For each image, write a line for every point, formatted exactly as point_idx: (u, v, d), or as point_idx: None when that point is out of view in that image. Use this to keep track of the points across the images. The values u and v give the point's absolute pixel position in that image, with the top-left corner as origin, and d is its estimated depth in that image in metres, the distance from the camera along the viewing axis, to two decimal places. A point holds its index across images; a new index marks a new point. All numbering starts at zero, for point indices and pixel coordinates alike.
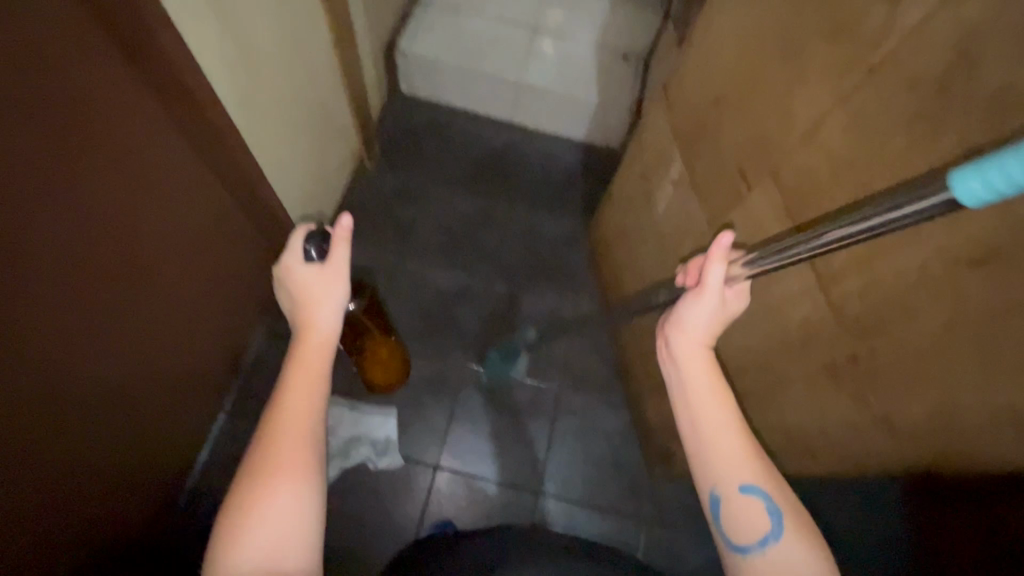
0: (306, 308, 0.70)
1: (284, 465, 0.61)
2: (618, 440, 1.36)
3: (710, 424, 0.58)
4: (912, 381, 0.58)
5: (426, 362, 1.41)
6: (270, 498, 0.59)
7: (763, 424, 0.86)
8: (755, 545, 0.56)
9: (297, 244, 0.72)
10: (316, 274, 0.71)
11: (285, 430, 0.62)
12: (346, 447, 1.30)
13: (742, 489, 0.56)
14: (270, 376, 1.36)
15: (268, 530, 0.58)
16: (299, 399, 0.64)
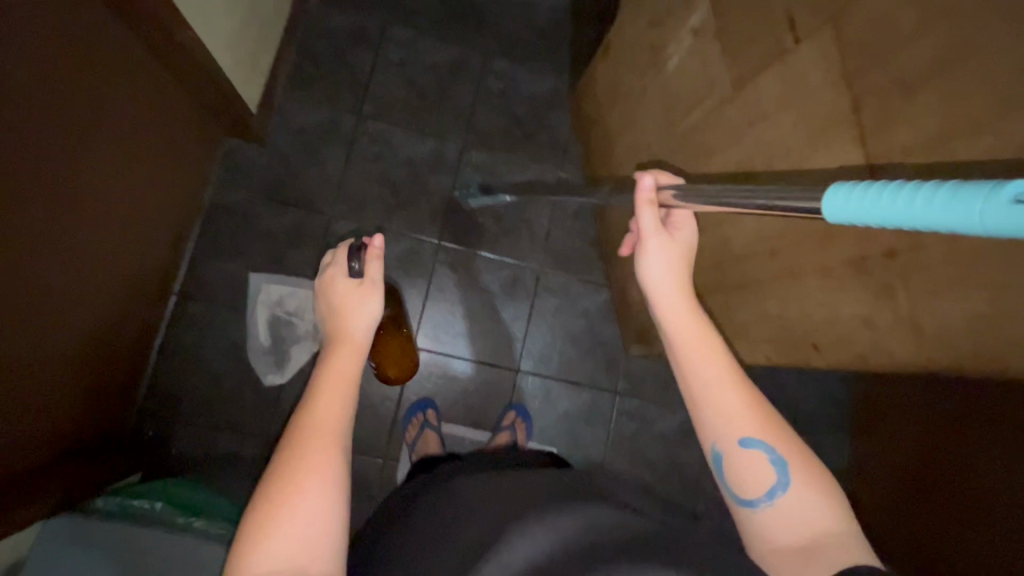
0: (343, 319, 0.65)
1: (315, 449, 0.53)
2: (596, 318, 1.34)
3: (702, 376, 0.54)
4: (957, 283, 0.52)
5: (396, 240, 1.29)
6: (299, 487, 0.51)
7: (759, 312, 0.82)
8: (760, 498, 0.51)
9: (340, 258, 0.69)
10: (356, 289, 0.66)
11: (318, 414, 0.56)
12: (315, 331, 1.21)
13: (742, 443, 0.52)
14: (221, 254, 1.22)
15: (294, 526, 0.49)
16: (330, 386, 0.59)
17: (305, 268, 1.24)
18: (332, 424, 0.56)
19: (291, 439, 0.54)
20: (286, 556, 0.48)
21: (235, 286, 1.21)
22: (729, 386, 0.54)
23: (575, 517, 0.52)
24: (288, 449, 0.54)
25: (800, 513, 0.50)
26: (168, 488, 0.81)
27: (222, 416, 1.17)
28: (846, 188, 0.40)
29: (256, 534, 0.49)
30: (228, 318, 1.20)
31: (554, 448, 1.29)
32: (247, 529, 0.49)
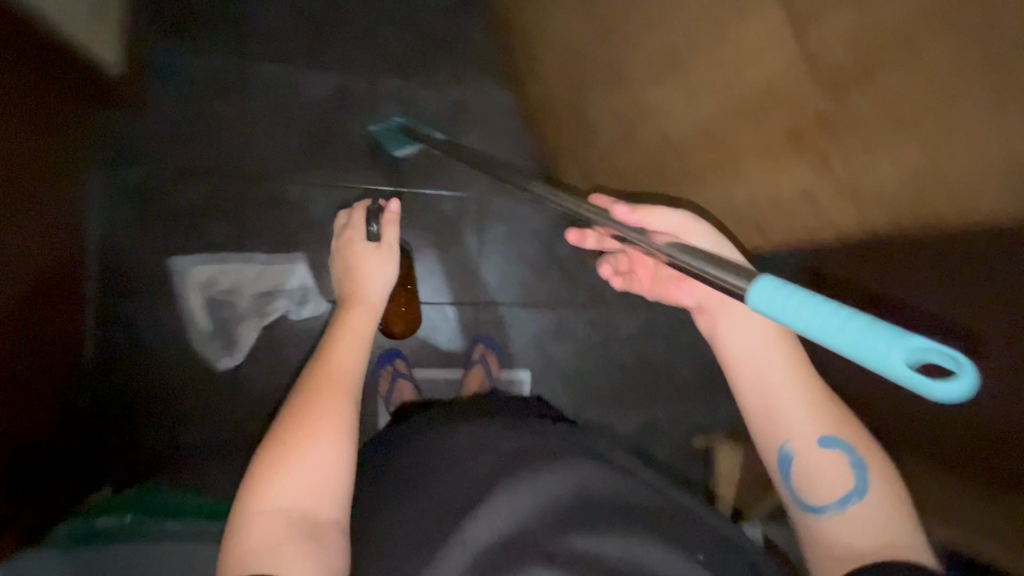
0: (360, 281, 0.70)
1: (327, 398, 0.57)
2: (549, 236, 1.31)
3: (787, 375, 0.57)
4: (887, 140, 0.52)
5: (323, 192, 1.19)
6: (313, 433, 0.54)
7: (703, 203, 0.80)
8: (833, 504, 0.53)
9: (359, 221, 0.75)
10: (373, 252, 0.72)
11: (333, 369, 0.61)
12: (259, 305, 1.14)
13: (820, 442, 0.54)
14: (132, 242, 1.11)
15: (306, 468, 0.52)
16: (344, 347, 0.63)
17: (230, 240, 1.14)
18: (344, 379, 0.60)
19: (306, 393, 0.58)
20: (298, 497, 0.51)
21: (158, 274, 1.11)
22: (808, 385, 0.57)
23: (571, 473, 0.53)
24: (303, 398, 0.58)
25: (866, 514, 0.52)
26: (136, 498, 0.79)
27: (184, 409, 1.12)
28: (774, 285, 0.36)
29: (270, 473, 0.52)
30: (161, 309, 1.11)
31: (529, 369, 1.31)
32: (267, 467, 0.53)
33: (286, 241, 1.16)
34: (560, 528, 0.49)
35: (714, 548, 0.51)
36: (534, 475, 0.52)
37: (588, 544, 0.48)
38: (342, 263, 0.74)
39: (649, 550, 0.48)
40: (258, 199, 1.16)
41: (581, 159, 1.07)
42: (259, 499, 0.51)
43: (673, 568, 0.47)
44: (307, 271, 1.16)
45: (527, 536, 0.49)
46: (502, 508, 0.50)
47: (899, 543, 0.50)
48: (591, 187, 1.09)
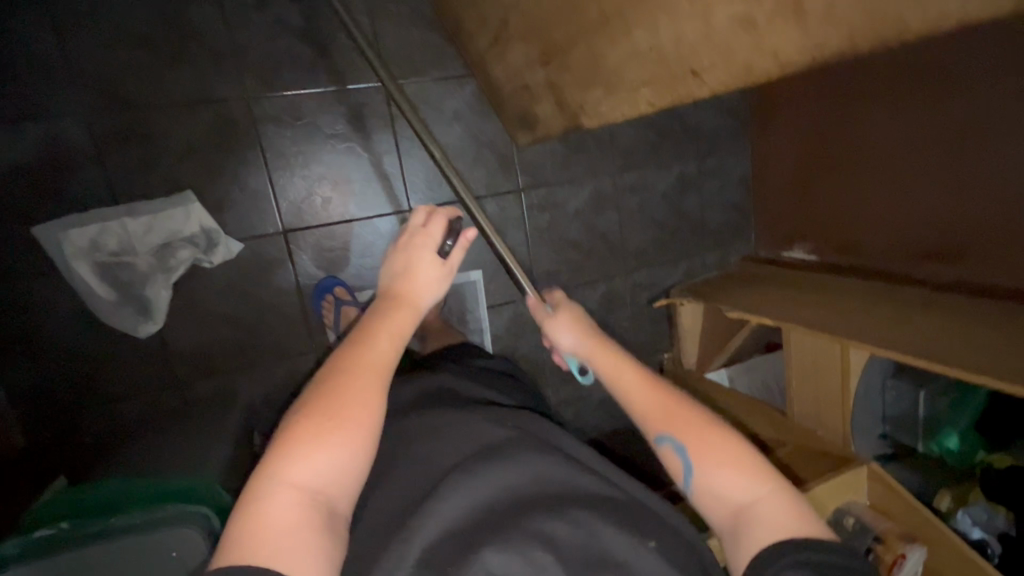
0: (415, 280, 0.60)
1: (373, 383, 0.51)
2: (471, 117, 1.15)
3: (633, 393, 0.61)
4: None
5: (192, 112, 0.99)
6: (356, 418, 0.49)
7: (629, 53, 0.68)
8: (682, 484, 0.57)
9: (435, 229, 0.62)
10: (438, 272, 0.61)
11: (374, 352, 0.53)
12: (161, 260, 1.00)
13: (657, 440, 0.58)
14: None
15: (341, 455, 0.48)
16: (390, 332, 0.56)
17: (100, 191, 0.97)
18: (389, 362, 0.54)
19: (344, 365, 0.52)
20: (327, 479, 0.47)
21: (25, 251, 0.95)
22: (650, 391, 0.60)
23: (522, 467, 0.57)
24: (345, 369, 0.51)
25: (719, 495, 0.54)
26: (121, 488, 0.77)
27: (119, 382, 1.03)
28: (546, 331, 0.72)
29: (307, 444, 0.47)
30: (45, 288, 0.97)
31: (480, 269, 1.22)
32: (293, 441, 0.47)
33: (167, 180, 0.99)
34: (521, 513, 0.53)
35: (664, 530, 0.55)
36: (489, 469, 0.56)
37: (549, 526, 0.52)
38: (399, 259, 0.62)
39: (603, 528, 0.53)
40: (115, 134, 0.96)
41: (489, 17, 0.90)
42: (283, 472, 0.46)
43: (621, 546, 0.52)
44: (204, 212, 1.01)
45: (489, 521, 0.53)
46: (455, 500, 0.54)
47: (774, 515, 0.52)
48: (506, 51, 0.93)
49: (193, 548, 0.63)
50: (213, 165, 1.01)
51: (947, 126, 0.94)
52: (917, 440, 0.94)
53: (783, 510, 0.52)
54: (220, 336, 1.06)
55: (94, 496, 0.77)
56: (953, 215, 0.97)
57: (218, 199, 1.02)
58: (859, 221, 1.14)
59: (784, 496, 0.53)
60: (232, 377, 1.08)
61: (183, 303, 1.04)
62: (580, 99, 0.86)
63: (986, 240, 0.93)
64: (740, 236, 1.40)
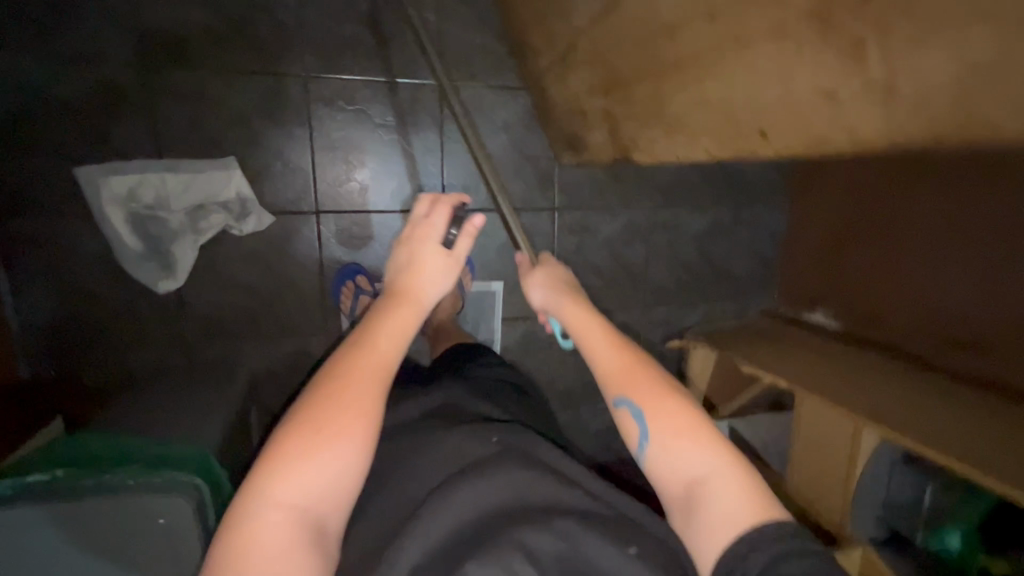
0: (417, 278, 0.60)
1: (367, 391, 0.51)
2: (518, 128, 1.15)
3: (596, 354, 0.62)
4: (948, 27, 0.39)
5: (247, 81, 1.00)
6: (346, 431, 0.49)
7: (696, 98, 0.67)
8: (637, 448, 0.58)
9: (439, 220, 0.62)
10: (443, 261, 0.61)
11: (370, 359, 0.53)
12: (193, 220, 1.01)
13: (617, 402, 0.59)
14: (19, 153, 0.94)
15: (331, 468, 0.48)
16: (388, 335, 0.55)
17: (145, 142, 0.98)
18: (387, 368, 0.54)
19: (337, 373, 0.52)
20: (314, 496, 0.47)
21: (62, 190, 0.96)
22: (612, 350, 0.62)
23: (502, 481, 0.57)
24: (336, 378, 0.51)
25: (675, 464, 0.54)
26: (105, 445, 0.76)
27: (128, 332, 1.03)
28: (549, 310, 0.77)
29: (294, 461, 0.47)
30: (75, 229, 0.98)
31: (502, 280, 1.21)
32: (281, 457, 0.47)
33: (211, 143, 1.00)
34: (503, 528, 0.53)
35: (647, 541, 0.55)
36: (465, 485, 0.57)
37: (531, 538, 0.52)
38: (403, 254, 0.62)
39: (588, 542, 0.53)
40: (169, 91, 0.97)
41: (556, 37, 0.90)
42: (271, 491, 0.46)
43: (605, 557, 0.52)
44: (243, 179, 1.02)
45: (471, 537, 0.53)
46: (435, 522, 0.54)
47: (732, 494, 0.51)
48: (566, 71, 0.93)
49: (181, 513, 0.63)
50: (259, 135, 1.02)
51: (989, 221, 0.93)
52: (916, 532, 0.93)
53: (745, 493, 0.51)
54: (236, 303, 1.06)
55: (77, 449, 0.75)
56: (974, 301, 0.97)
57: (258, 170, 1.03)
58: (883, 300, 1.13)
59: (741, 473, 0.53)
60: (240, 346, 1.08)
61: (206, 266, 1.04)
62: (634, 133, 0.85)
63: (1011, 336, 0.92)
64: (763, 291, 1.38)
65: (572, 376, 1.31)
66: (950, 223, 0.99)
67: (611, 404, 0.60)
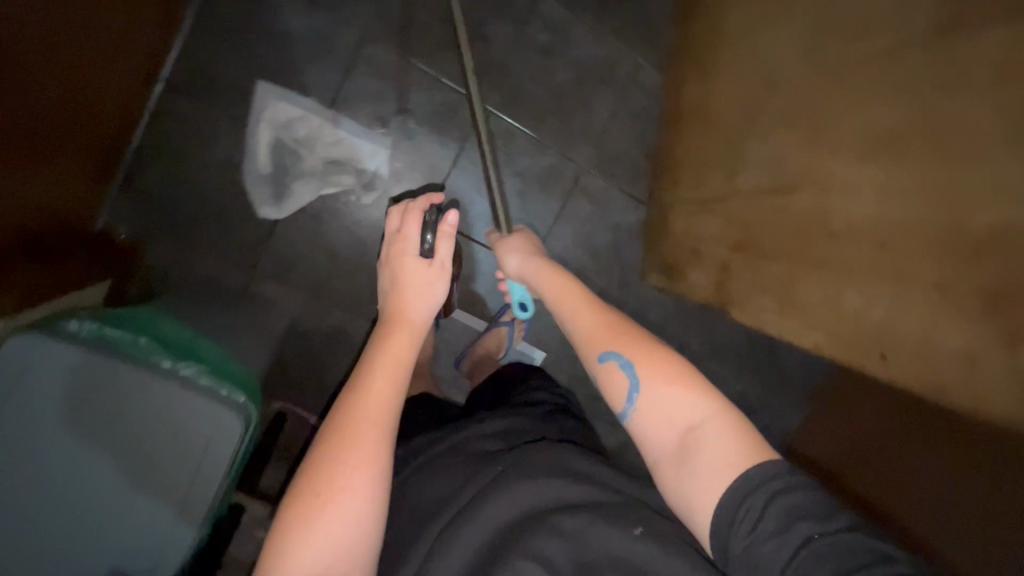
0: (407, 300, 0.73)
1: (366, 442, 0.58)
2: (626, 236, 1.23)
3: (580, 315, 0.69)
4: None
5: (433, 87, 1.09)
6: (348, 486, 0.56)
7: (832, 297, 0.74)
8: (624, 405, 0.61)
9: (412, 233, 0.77)
10: (427, 269, 0.75)
11: (369, 403, 0.60)
12: (325, 170, 1.05)
13: (600, 358, 0.63)
14: (224, 47, 1.02)
15: (337, 524, 0.54)
16: (384, 374, 0.63)
17: (326, 90, 1.05)
18: (381, 412, 0.61)
19: (337, 426, 0.59)
20: (325, 559, 0.54)
21: (237, 92, 1.03)
22: (593, 312, 0.68)
23: (508, 502, 0.59)
24: (335, 433, 0.59)
25: (663, 411, 0.58)
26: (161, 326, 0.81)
27: (207, 237, 1.03)
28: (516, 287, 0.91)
29: (299, 531, 0.54)
30: (225, 128, 1.03)
31: (545, 352, 1.21)
32: (289, 524, 0.55)
33: (376, 119, 1.07)
34: (513, 539, 0.56)
35: (659, 524, 0.58)
36: (483, 502, 0.59)
37: (541, 543, 0.55)
38: (388, 271, 0.76)
39: (595, 532, 0.56)
40: (369, 64, 1.06)
41: (709, 184, 1.01)
42: (284, 562, 0.53)
43: (619, 545, 0.55)
44: (387, 159, 1.08)
45: (491, 554, 0.55)
46: (459, 544, 0.57)
47: (723, 443, 0.53)
48: (704, 214, 1.02)
49: (225, 436, 0.69)
50: (418, 132, 1.09)
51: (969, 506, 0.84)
52: None
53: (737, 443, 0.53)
54: (312, 259, 1.07)
55: (122, 316, 0.78)
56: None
57: (401, 158, 1.08)
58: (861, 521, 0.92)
59: (733, 420, 0.55)
60: (295, 297, 1.07)
61: (310, 213, 1.06)
62: (743, 293, 0.93)
63: None
64: None
65: None
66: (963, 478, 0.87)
67: (594, 361, 0.64)
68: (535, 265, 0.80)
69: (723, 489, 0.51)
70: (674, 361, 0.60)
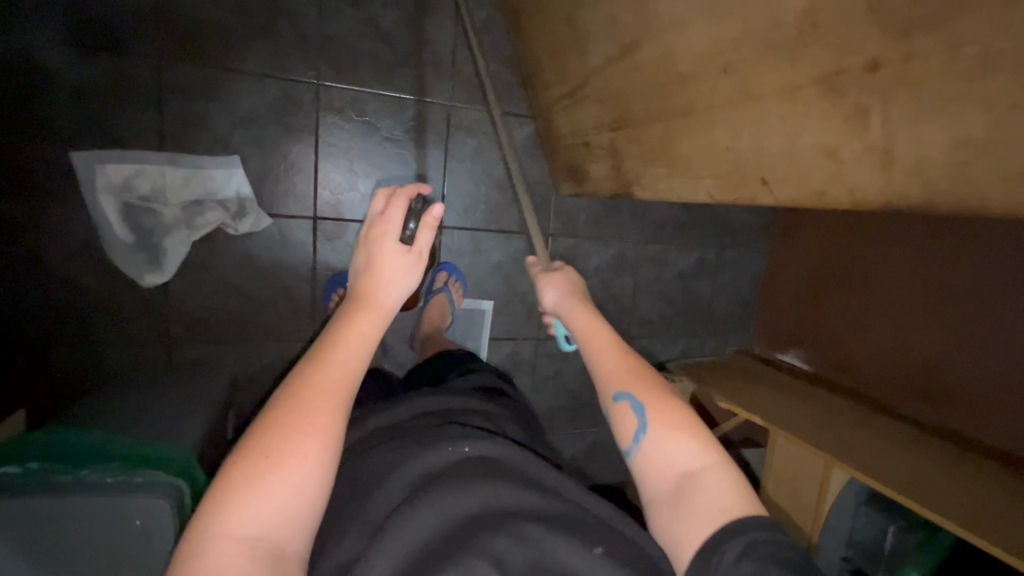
0: (378, 280, 0.62)
1: (321, 406, 0.52)
2: (521, 155, 1.19)
3: (599, 358, 0.65)
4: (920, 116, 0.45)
5: (259, 86, 1.00)
6: (300, 451, 0.50)
7: (700, 144, 0.72)
8: (631, 444, 0.60)
9: (395, 216, 0.65)
10: (403, 259, 0.63)
11: (331, 367, 0.55)
12: (188, 215, 0.99)
13: (616, 397, 0.62)
14: (15, 131, 0.92)
15: (281, 489, 0.48)
16: (349, 341, 0.57)
17: (148, 134, 0.96)
18: (342, 381, 0.55)
19: (297, 388, 0.53)
20: (267, 522, 0.47)
21: (58, 172, 0.94)
22: (614, 353, 0.65)
23: (464, 492, 0.56)
24: (292, 396, 0.52)
25: (664, 455, 0.58)
26: (57, 432, 0.71)
27: (104, 328, 0.99)
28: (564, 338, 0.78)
29: (240, 494, 0.47)
30: (66, 214, 0.95)
31: (493, 299, 1.23)
32: (228, 487, 0.48)
33: (215, 141, 0.99)
34: (466, 536, 0.52)
35: (614, 540, 0.56)
36: (439, 495, 0.55)
37: (497, 546, 0.52)
38: (360, 254, 0.64)
39: (555, 545, 0.53)
40: (180, 88, 0.97)
41: (569, 74, 0.95)
42: (219, 522, 0.46)
43: (573, 557, 0.52)
44: (245, 179, 1.01)
45: (439, 551, 0.52)
46: (399, 538, 0.52)
47: (716, 490, 0.55)
48: (577, 106, 0.97)
49: (164, 531, 0.60)
50: (266, 138, 1.02)
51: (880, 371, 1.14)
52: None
53: (728, 492, 0.55)
54: (223, 305, 1.04)
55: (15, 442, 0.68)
56: (953, 372, 1.02)
57: (261, 171, 1.02)
58: (846, 353, 1.21)
59: (727, 469, 0.57)
60: (220, 348, 1.05)
61: (196, 262, 1.02)
62: (637, 168, 0.89)
63: (928, 398, 1.06)
64: (741, 332, 1.43)
65: (554, 400, 1.32)
66: (923, 305, 1.07)
67: (609, 400, 0.63)
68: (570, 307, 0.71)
69: (710, 531, 0.52)
70: (685, 412, 0.61)
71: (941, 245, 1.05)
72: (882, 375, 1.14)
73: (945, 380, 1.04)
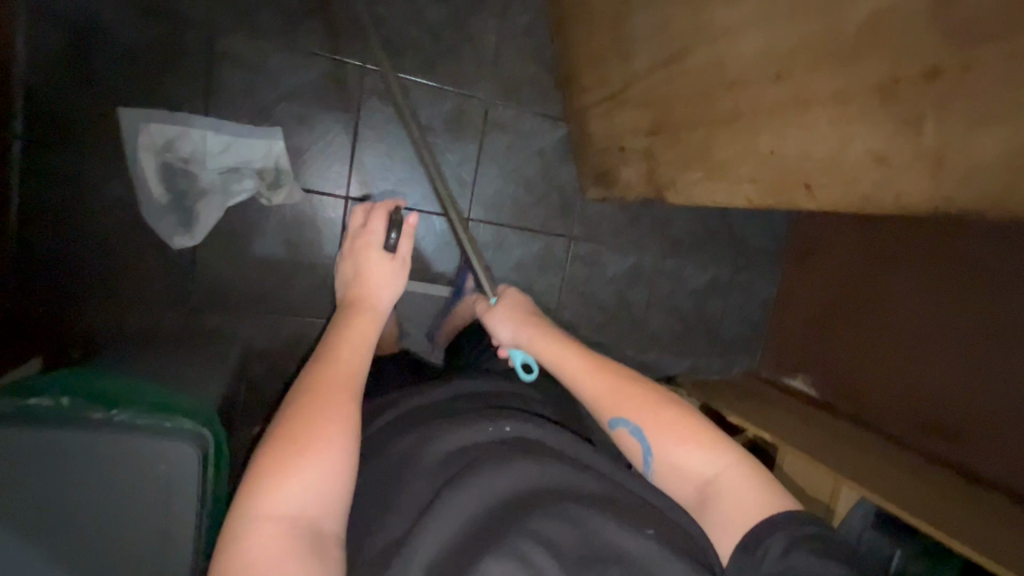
0: (371, 286, 0.71)
1: (336, 398, 0.57)
2: (551, 157, 1.21)
3: (584, 380, 0.67)
4: (976, 121, 0.47)
5: (305, 64, 1.02)
6: (325, 436, 0.54)
7: (742, 149, 0.74)
8: (642, 466, 0.63)
9: (378, 227, 0.76)
10: (389, 264, 0.73)
11: (338, 366, 0.61)
12: (224, 181, 1.00)
13: (612, 424, 0.64)
14: (65, 83, 0.93)
15: (312, 471, 0.52)
16: (352, 344, 0.64)
17: (194, 99, 0.98)
18: (350, 376, 0.60)
19: (314, 384, 0.58)
20: (305, 497, 0.51)
21: (102, 126, 0.95)
22: (597, 376, 0.66)
23: (511, 471, 0.55)
24: (310, 391, 0.57)
25: (678, 470, 0.61)
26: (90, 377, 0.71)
27: (131, 282, 0.99)
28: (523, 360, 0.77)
29: (276, 477, 0.51)
30: (105, 168, 0.96)
31: None
32: (263, 472, 0.52)
33: (258, 113, 1.01)
34: (514, 516, 0.52)
35: (664, 526, 0.55)
36: (486, 473, 0.55)
37: (544, 525, 0.51)
38: (350, 265, 0.74)
39: (602, 525, 0.52)
40: (230, 57, 0.99)
41: (610, 79, 0.98)
42: (260, 505, 0.50)
43: (624, 540, 0.51)
44: (284, 151, 1.02)
45: (485, 530, 0.51)
46: (445, 516, 0.52)
47: (735, 493, 0.57)
48: (615, 110, 1.00)
49: (188, 479, 0.60)
50: (307, 115, 1.03)
51: (891, 399, 1.15)
52: None
53: (749, 492, 0.57)
54: (248, 274, 1.04)
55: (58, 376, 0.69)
56: (959, 404, 1.03)
57: (300, 147, 1.03)
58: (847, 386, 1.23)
59: (743, 471, 0.59)
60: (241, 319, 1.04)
61: (226, 230, 1.02)
62: (672, 173, 0.92)
63: (938, 430, 1.06)
64: (750, 353, 1.44)
65: None
66: (936, 335, 1.08)
67: (606, 427, 0.65)
68: (528, 335, 0.73)
69: (757, 517, 0.55)
70: (691, 419, 0.62)
71: (951, 278, 1.06)
72: (892, 405, 1.14)
73: (956, 411, 1.04)
